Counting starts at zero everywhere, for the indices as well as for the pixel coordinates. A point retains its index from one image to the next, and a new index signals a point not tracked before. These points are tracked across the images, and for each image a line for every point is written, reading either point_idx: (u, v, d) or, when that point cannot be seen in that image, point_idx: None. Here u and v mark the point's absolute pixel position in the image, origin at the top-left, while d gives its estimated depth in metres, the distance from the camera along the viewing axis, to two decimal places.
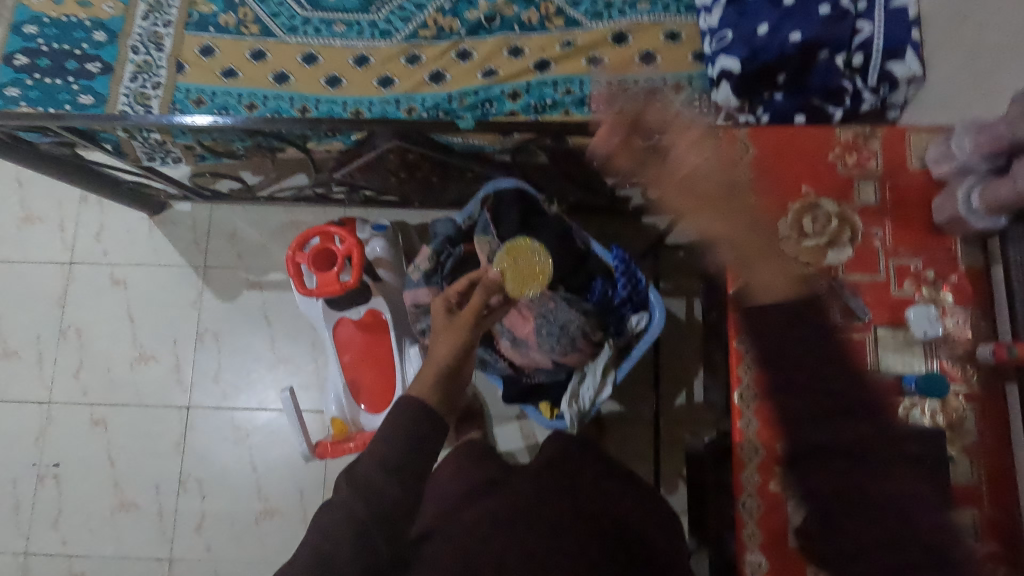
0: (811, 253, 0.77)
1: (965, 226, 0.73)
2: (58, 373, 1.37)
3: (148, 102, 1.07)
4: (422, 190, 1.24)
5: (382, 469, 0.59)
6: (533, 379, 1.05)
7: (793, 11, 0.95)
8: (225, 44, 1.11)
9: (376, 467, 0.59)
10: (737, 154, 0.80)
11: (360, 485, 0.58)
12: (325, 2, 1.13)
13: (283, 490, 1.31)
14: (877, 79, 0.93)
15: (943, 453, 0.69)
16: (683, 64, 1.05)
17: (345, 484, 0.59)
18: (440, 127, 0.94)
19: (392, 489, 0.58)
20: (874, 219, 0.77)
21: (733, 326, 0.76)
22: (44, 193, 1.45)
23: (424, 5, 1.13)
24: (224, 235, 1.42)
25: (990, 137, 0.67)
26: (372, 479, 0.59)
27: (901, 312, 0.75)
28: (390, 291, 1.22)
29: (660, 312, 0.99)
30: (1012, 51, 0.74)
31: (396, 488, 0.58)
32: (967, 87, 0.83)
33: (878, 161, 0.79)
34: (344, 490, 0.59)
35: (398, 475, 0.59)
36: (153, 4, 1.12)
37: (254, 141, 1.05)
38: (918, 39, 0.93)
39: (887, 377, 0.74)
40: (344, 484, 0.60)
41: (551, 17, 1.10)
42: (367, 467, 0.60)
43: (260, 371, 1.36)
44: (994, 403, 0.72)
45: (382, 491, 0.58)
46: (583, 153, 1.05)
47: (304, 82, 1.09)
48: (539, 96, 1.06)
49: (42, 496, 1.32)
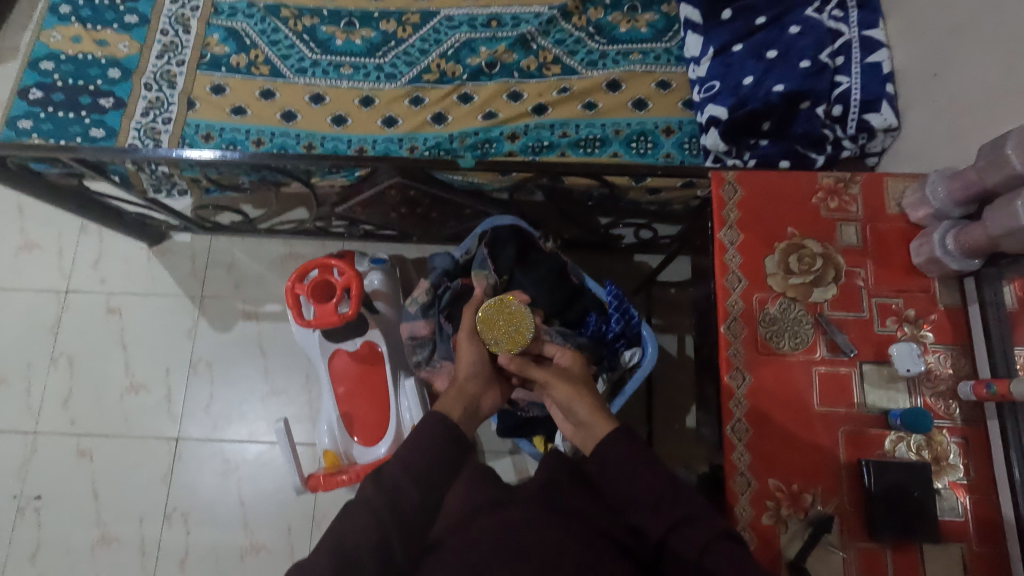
0: (798, 290, 0.80)
1: (941, 267, 0.76)
2: (46, 402, 1.35)
3: (159, 136, 1.10)
4: (421, 226, 1.28)
5: (406, 474, 0.63)
6: (528, 414, 1.07)
7: (775, 64, 1.02)
8: (235, 83, 1.15)
9: (400, 471, 0.64)
10: (725, 196, 0.85)
11: (386, 485, 0.62)
12: (334, 47, 1.19)
13: (271, 525, 1.28)
14: (855, 128, 0.99)
15: (929, 486, 0.71)
16: (673, 111, 1.11)
17: (369, 483, 0.63)
18: (441, 163, 0.96)
19: (416, 495, 0.63)
20: (856, 259, 0.81)
21: (725, 361, 0.79)
22: (45, 222, 1.47)
23: (428, 51, 1.19)
24: (222, 265, 1.43)
25: (962, 184, 0.73)
26: (396, 480, 0.63)
27: (885, 349, 0.78)
28: (386, 322, 1.25)
29: (653, 346, 1.03)
30: (978, 106, 0.80)
31: (417, 491, 0.63)
32: (937, 139, 0.89)
33: (858, 206, 0.83)
34: (368, 488, 0.62)
35: (419, 480, 0.64)
36: (168, 44, 1.17)
37: (260, 175, 1.08)
38: (892, 92, 0.99)
39: (873, 412, 0.76)
40: (369, 483, 0.63)
41: (549, 64, 1.16)
42: (393, 470, 0.64)
43: (251, 403, 1.36)
44: (977, 438, 0.74)
45: (404, 494, 0.62)
46: (580, 193, 1.10)
47: (310, 120, 1.13)
48: (536, 138, 1.10)
49: (22, 529, 1.28)
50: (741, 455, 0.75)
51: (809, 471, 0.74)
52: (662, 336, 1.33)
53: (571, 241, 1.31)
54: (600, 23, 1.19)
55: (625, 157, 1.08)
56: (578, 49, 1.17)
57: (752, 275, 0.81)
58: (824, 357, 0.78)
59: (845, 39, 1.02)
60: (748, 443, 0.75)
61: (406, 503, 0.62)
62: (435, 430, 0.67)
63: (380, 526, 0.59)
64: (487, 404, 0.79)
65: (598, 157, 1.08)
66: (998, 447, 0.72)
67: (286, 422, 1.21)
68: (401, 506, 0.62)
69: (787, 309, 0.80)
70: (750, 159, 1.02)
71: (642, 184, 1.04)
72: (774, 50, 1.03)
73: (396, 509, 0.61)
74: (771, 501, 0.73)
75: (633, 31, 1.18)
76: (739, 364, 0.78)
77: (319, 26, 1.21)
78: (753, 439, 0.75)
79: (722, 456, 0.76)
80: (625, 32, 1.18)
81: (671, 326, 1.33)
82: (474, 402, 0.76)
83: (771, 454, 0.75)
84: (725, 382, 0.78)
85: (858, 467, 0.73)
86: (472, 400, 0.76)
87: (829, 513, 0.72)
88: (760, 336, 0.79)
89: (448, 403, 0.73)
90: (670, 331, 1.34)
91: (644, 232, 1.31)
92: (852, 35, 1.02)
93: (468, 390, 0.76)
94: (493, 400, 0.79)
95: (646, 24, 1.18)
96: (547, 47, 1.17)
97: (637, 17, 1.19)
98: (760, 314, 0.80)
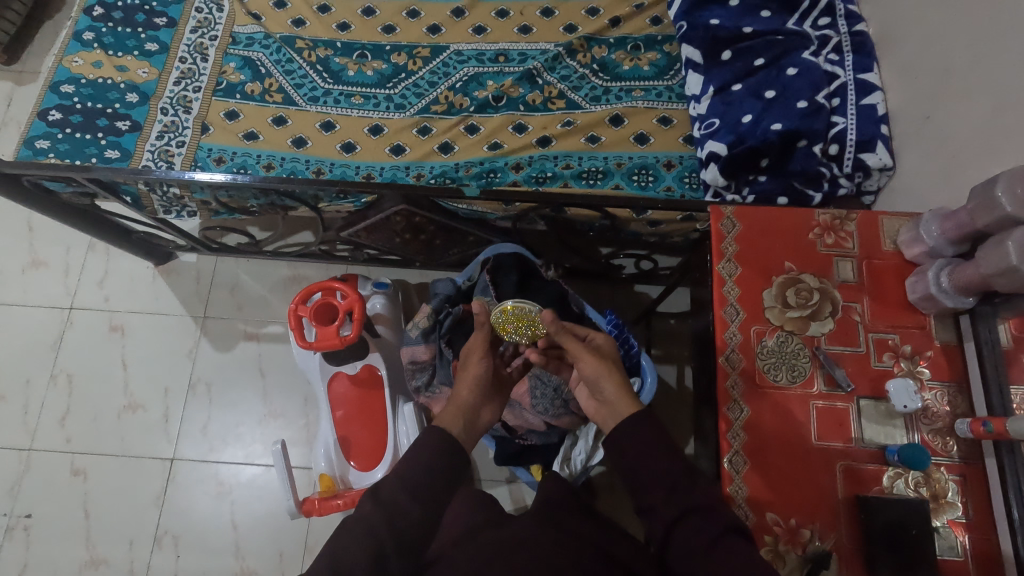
0: (795, 324, 0.81)
1: (937, 304, 0.77)
2: (43, 419, 1.35)
3: (172, 159, 1.13)
4: (425, 252, 1.30)
5: (404, 490, 0.63)
6: (525, 441, 1.08)
7: (773, 104, 1.05)
8: (249, 109, 1.19)
9: (401, 487, 0.63)
10: (724, 230, 0.87)
11: (385, 501, 0.62)
12: (346, 77, 1.23)
13: (262, 551, 1.26)
14: (851, 167, 1.02)
15: (927, 525, 0.70)
16: (674, 146, 1.14)
17: (365, 503, 0.62)
18: (446, 192, 0.99)
19: (414, 508, 0.62)
20: (853, 294, 0.82)
21: (723, 394, 0.79)
22: (52, 240, 1.49)
23: (437, 83, 1.23)
24: (226, 286, 1.45)
25: (955, 224, 0.75)
26: (396, 497, 0.62)
27: (881, 384, 0.78)
28: (387, 346, 1.26)
29: (651, 377, 1.03)
30: (971, 149, 0.82)
31: (416, 508, 0.62)
32: (932, 180, 0.90)
33: (854, 242, 0.85)
34: (366, 507, 0.62)
35: (418, 500, 0.63)
36: (186, 71, 1.21)
37: (268, 200, 1.10)
38: (887, 133, 1.02)
39: (871, 448, 0.76)
40: (367, 500, 0.62)
41: (554, 99, 1.20)
42: (391, 487, 0.63)
43: (248, 425, 1.35)
44: (975, 475, 0.74)
45: (399, 516, 0.61)
46: (581, 223, 1.12)
47: (320, 147, 1.16)
48: (540, 169, 1.13)
49: (9, 549, 1.26)
50: (738, 487, 0.75)
51: (807, 506, 0.73)
52: (662, 366, 1.34)
53: (573, 270, 1.34)
54: (604, 61, 1.23)
55: (626, 189, 1.11)
56: (582, 85, 1.21)
57: (751, 309, 0.82)
58: (822, 391, 0.78)
59: (841, 81, 1.05)
60: (745, 476, 0.75)
61: (402, 525, 0.61)
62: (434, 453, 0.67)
63: (373, 547, 0.59)
64: (486, 416, 0.77)
65: (599, 189, 1.11)
66: (996, 485, 0.72)
67: (284, 444, 1.20)
68: (396, 529, 0.61)
69: (784, 343, 0.80)
70: (749, 195, 1.05)
71: (643, 217, 1.06)
72: (772, 91, 1.06)
73: (392, 528, 0.61)
74: (769, 536, 0.72)
75: (636, 69, 1.22)
76: (737, 396, 0.79)
77: (333, 57, 1.25)
78: (751, 472, 0.75)
79: (719, 488, 0.76)
80: (628, 69, 1.22)
81: (670, 356, 1.34)
82: (471, 415, 0.74)
83: (768, 488, 0.74)
84: (722, 414, 0.78)
85: (855, 503, 0.73)
86: (470, 414, 0.74)
87: (827, 549, 0.71)
88: (758, 368, 0.80)
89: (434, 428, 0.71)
90: (669, 362, 1.35)
91: (645, 263, 1.32)
92: (847, 78, 1.05)
93: (466, 404, 0.74)
94: (493, 412, 0.78)
95: (648, 62, 1.22)
96: (553, 82, 1.21)
97: (640, 56, 1.23)
98: (757, 347, 0.81)
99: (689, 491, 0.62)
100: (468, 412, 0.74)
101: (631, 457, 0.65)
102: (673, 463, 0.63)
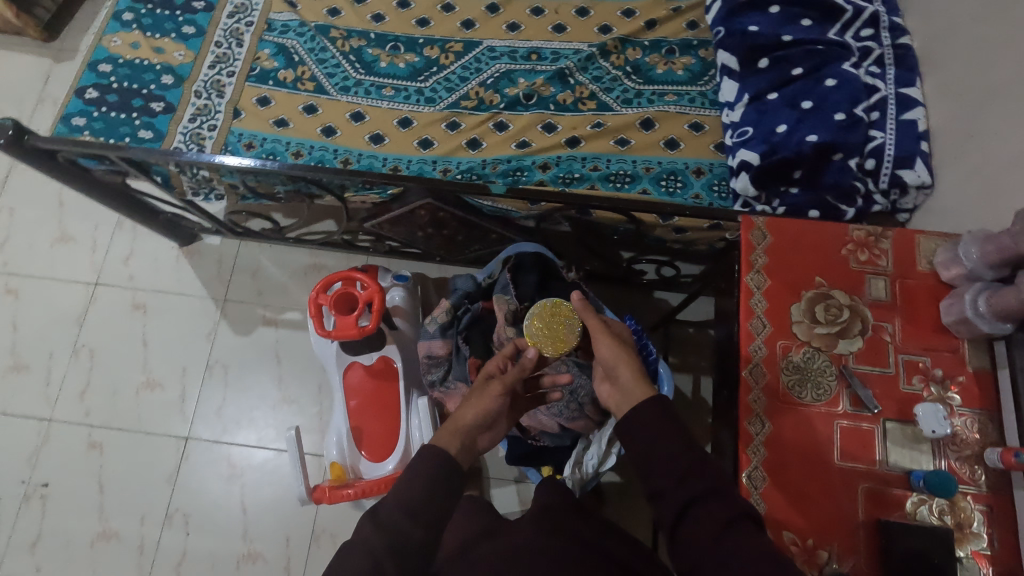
0: (823, 340, 0.79)
1: (972, 328, 0.75)
2: (63, 392, 1.37)
3: (203, 142, 1.15)
4: (446, 248, 1.30)
5: (404, 505, 0.62)
6: (538, 443, 1.07)
7: (809, 115, 1.03)
8: (280, 97, 1.19)
9: (400, 510, 0.62)
10: (754, 241, 0.85)
11: (384, 525, 0.61)
12: (378, 68, 1.23)
13: (270, 535, 1.27)
14: (887, 183, 1.00)
15: (951, 554, 0.68)
16: (704, 152, 1.13)
17: (367, 522, 0.61)
18: (473, 188, 0.98)
19: (417, 522, 0.62)
20: (884, 314, 0.80)
21: (745, 408, 0.78)
22: (82, 216, 1.52)
23: (469, 79, 1.23)
24: (248, 271, 1.46)
25: (996, 247, 0.72)
26: (396, 520, 0.61)
27: (909, 407, 0.76)
28: (403, 339, 1.27)
29: (667, 386, 1.01)
30: (1015, 170, 0.79)
31: (425, 515, 0.62)
32: (972, 201, 0.88)
33: (888, 261, 0.83)
34: (373, 520, 0.61)
35: (428, 506, 0.63)
36: (222, 55, 1.22)
37: (295, 187, 1.10)
38: (926, 150, 0.99)
39: (896, 471, 0.74)
40: (366, 522, 0.61)
41: (585, 99, 1.19)
42: (397, 497, 0.63)
43: (262, 410, 1.36)
44: (1002, 505, 0.71)
45: (408, 522, 0.61)
46: (605, 227, 1.11)
47: (348, 137, 1.17)
48: (567, 169, 1.12)
49: (25, 517, 1.29)
50: (756, 504, 0.73)
51: (826, 527, 0.72)
52: (678, 375, 1.33)
53: (592, 273, 1.33)
54: (638, 63, 1.22)
55: (654, 194, 1.09)
56: (614, 86, 1.20)
57: (778, 322, 0.81)
58: (847, 411, 0.77)
59: (881, 95, 1.03)
60: (764, 492, 0.74)
61: (410, 532, 0.61)
62: (446, 457, 0.66)
63: (380, 556, 0.58)
64: (485, 441, 0.76)
65: (627, 192, 1.10)
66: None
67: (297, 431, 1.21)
68: (404, 536, 0.60)
69: (811, 359, 0.79)
70: (779, 207, 1.03)
71: (669, 223, 1.04)
72: (808, 101, 1.04)
73: (400, 534, 0.60)
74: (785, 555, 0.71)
75: (669, 73, 1.21)
76: (759, 410, 0.77)
77: (366, 47, 1.25)
78: (770, 488, 0.74)
79: None
80: (662, 73, 1.21)
81: (687, 365, 1.32)
82: (469, 440, 0.71)
83: (787, 505, 0.73)
84: (744, 429, 0.77)
85: (877, 527, 0.71)
86: (469, 436, 0.72)
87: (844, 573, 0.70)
88: (782, 383, 0.78)
89: (446, 434, 0.71)
90: (685, 371, 1.33)
91: (666, 269, 1.31)
92: (887, 91, 1.03)
93: (466, 426, 0.72)
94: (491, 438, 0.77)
95: (682, 67, 1.21)
96: (585, 83, 1.20)
97: (675, 60, 1.22)
98: (783, 362, 0.79)
99: (702, 482, 0.61)
100: (470, 434, 0.72)
101: (649, 461, 0.64)
102: (689, 463, 0.62)
